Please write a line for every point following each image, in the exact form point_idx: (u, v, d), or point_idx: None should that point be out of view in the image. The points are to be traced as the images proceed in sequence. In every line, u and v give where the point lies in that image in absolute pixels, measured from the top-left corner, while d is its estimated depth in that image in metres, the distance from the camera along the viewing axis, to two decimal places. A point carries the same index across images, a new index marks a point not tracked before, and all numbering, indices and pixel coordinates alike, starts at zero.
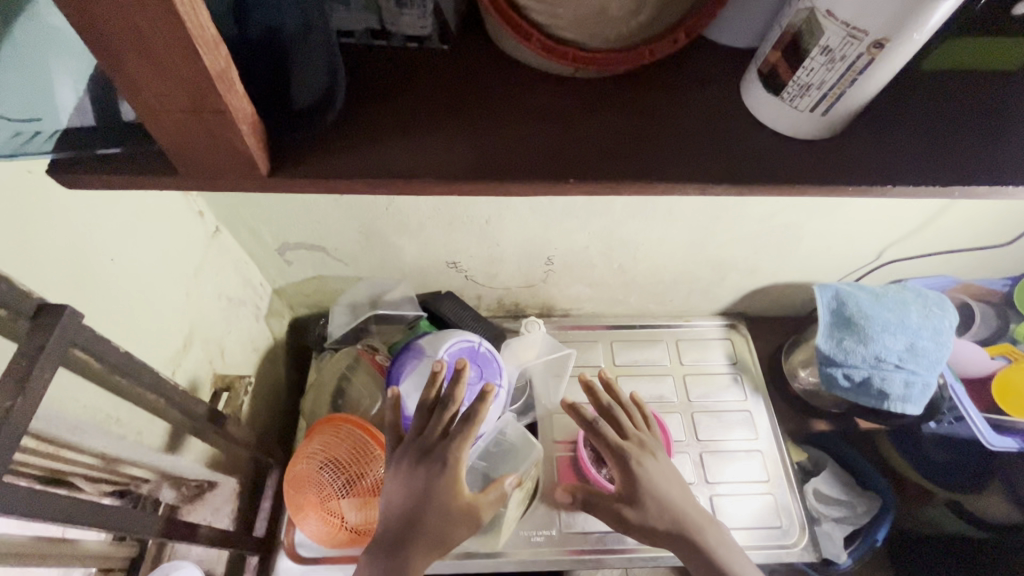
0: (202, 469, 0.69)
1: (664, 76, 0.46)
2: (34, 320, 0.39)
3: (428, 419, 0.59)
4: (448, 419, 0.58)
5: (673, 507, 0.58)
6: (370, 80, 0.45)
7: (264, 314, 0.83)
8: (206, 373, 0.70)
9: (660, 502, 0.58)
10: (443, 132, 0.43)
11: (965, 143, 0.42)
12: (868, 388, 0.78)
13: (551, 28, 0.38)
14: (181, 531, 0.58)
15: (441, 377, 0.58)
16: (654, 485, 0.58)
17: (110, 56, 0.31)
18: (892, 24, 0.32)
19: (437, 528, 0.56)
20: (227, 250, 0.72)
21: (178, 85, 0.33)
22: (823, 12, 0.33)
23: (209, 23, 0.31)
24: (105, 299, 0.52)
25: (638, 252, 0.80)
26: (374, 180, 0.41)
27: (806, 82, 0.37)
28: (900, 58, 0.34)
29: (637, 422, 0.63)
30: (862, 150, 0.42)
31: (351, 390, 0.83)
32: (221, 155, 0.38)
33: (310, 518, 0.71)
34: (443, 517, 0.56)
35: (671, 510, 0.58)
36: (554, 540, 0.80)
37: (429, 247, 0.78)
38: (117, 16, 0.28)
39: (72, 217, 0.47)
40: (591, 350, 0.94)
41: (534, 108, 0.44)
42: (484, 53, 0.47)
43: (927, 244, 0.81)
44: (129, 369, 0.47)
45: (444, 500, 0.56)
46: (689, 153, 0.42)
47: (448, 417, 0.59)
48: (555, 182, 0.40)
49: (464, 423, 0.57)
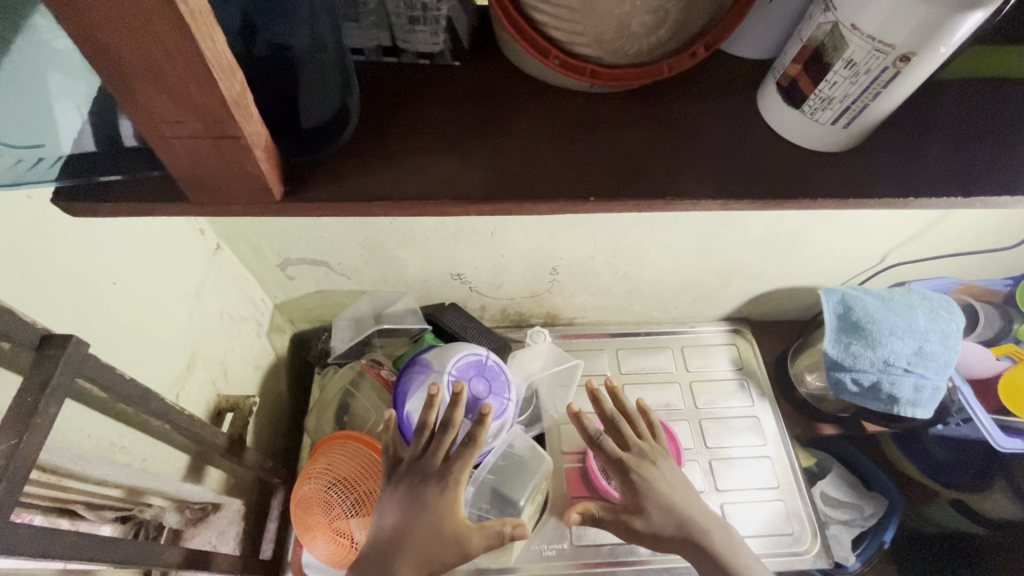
0: (207, 492, 0.68)
1: (669, 93, 0.47)
2: (39, 350, 0.37)
3: (427, 444, 0.58)
4: (448, 444, 0.57)
5: (678, 510, 0.56)
6: (382, 95, 0.46)
7: (266, 331, 0.82)
8: (209, 395, 0.68)
9: (662, 506, 0.56)
10: (458, 151, 0.43)
11: (962, 162, 0.44)
12: (877, 391, 0.77)
13: (569, 45, 0.41)
14: (189, 559, 0.56)
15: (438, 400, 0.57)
16: (657, 490, 0.57)
17: (121, 81, 0.30)
18: (916, 40, 0.33)
19: (428, 550, 0.54)
20: (228, 268, 0.70)
21: (191, 111, 0.32)
22: (848, 25, 0.35)
23: (226, 50, 0.30)
24: (110, 323, 0.51)
25: (644, 261, 0.79)
26: (389, 200, 0.41)
27: (829, 95, 0.39)
28: (923, 69, 0.35)
29: (642, 434, 0.60)
30: (865, 169, 0.43)
31: (355, 405, 0.82)
32: (234, 179, 0.38)
33: (319, 538, 0.69)
34: (435, 539, 0.54)
35: (676, 515, 0.56)
36: (566, 554, 0.78)
37: (432, 260, 0.76)
38: (132, 44, 0.28)
39: (73, 241, 0.46)
40: (596, 359, 0.94)
41: (547, 126, 0.45)
42: (493, 70, 0.48)
43: (933, 248, 0.81)
44: (134, 398, 0.46)
45: (439, 523, 0.55)
46: (699, 171, 0.43)
47: (447, 442, 0.57)
48: (572, 201, 0.41)
49: (465, 447, 0.56)
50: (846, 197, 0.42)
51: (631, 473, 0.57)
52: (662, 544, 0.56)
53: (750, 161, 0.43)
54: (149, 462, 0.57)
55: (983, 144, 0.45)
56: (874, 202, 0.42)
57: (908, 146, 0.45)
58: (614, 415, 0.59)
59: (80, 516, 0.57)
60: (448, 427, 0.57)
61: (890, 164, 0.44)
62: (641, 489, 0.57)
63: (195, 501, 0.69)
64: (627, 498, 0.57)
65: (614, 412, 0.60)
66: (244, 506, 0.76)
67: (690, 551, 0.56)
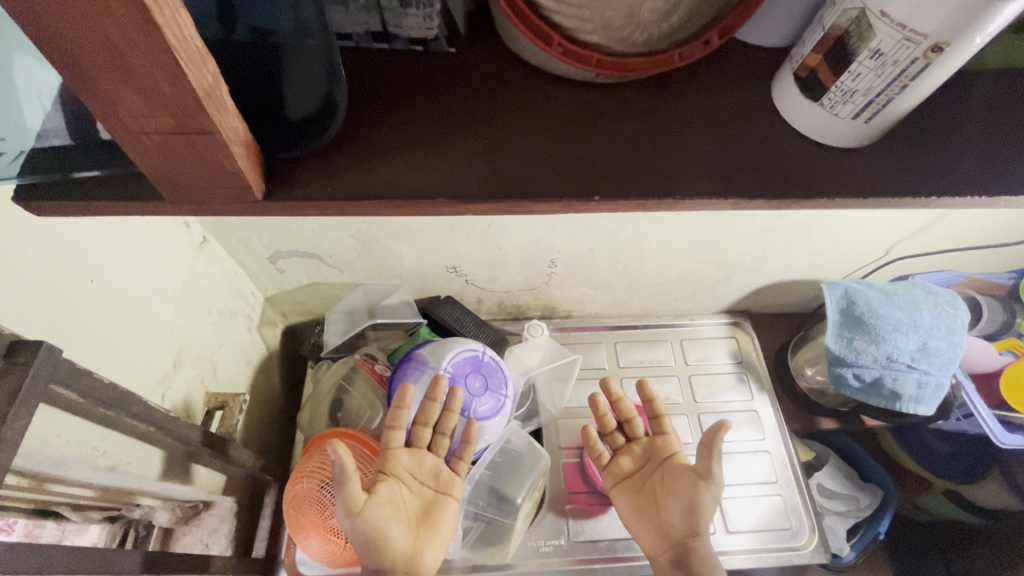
0: (197, 491, 0.66)
1: (677, 83, 0.45)
2: (8, 358, 0.35)
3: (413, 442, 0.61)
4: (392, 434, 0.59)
5: (703, 515, 0.56)
6: (371, 84, 0.44)
7: (256, 324, 0.79)
8: (198, 393, 0.66)
9: (686, 508, 0.57)
10: (453, 146, 0.41)
11: (975, 158, 0.42)
12: (878, 388, 0.76)
13: (573, 31, 0.38)
14: (179, 563, 0.55)
15: (434, 401, 0.61)
16: (681, 491, 0.58)
17: (80, 71, 0.27)
18: (949, 28, 0.31)
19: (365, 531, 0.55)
20: (216, 261, 0.68)
21: (160, 104, 0.30)
22: (876, 12, 0.33)
23: (196, 36, 0.28)
24: (89, 324, 0.48)
25: (645, 253, 0.77)
26: (381, 197, 0.39)
27: (851, 88, 0.37)
28: (953, 62, 0.34)
29: (673, 435, 0.63)
30: (879, 166, 0.41)
31: (348, 401, 0.80)
32: (209, 174, 0.35)
33: (313, 538, 0.67)
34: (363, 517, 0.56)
35: (701, 518, 0.56)
36: (563, 550, 0.77)
37: (427, 252, 0.74)
38: (87, 29, 0.25)
39: (45, 239, 0.43)
40: (595, 352, 0.92)
41: (549, 118, 0.42)
42: (494, 56, 0.45)
43: (939, 242, 0.79)
44: (117, 401, 0.43)
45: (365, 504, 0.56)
46: (705, 167, 0.41)
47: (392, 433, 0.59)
48: (577, 200, 0.39)
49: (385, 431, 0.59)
50: (861, 195, 0.40)
51: (659, 468, 0.62)
52: (670, 545, 0.58)
53: (760, 157, 0.41)
54: (134, 465, 0.55)
55: (1001, 137, 0.43)
56: (891, 200, 0.40)
57: (923, 140, 0.43)
58: (652, 417, 0.64)
59: (66, 518, 0.56)
60: (421, 421, 0.61)
61: (907, 160, 0.42)
62: (665, 480, 0.60)
63: (186, 500, 0.67)
64: (650, 494, 0.61)
65: (653, 414, 0.64)
66: (237, 504, 0.75)
67: (685, 567, 0.56)
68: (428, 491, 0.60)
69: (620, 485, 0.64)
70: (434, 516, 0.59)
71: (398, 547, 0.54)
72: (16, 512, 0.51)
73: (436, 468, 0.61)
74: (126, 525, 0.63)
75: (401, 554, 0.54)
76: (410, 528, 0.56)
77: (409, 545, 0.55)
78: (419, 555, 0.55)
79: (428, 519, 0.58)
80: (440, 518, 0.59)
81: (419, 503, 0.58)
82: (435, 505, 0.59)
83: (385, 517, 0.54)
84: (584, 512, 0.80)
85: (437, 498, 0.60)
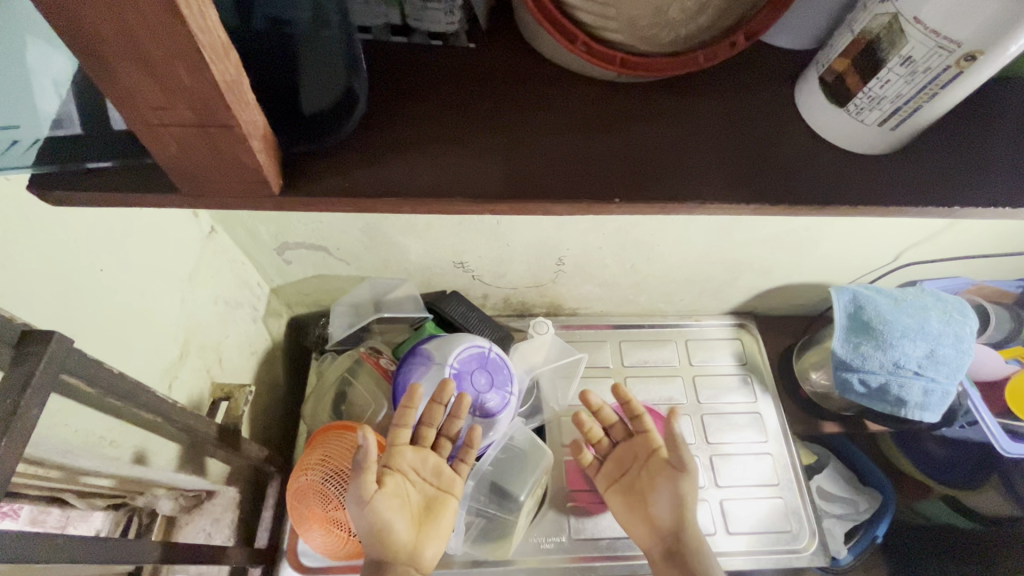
0: (201, 482, 0.66)
1: (697, 85, 0.44)
2: (19, 346, 0.35)
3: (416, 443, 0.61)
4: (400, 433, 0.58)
5: (689, 506, 0.58)
6: (389, 79, 0.43)
7: (262, 315, 0.79)
8: (204, 384, 0.66)
9: (672, 502, 0.58)
10: (471, 143, 0.40)
11: (997, 167, 0.42)
12: (884, 393, 0.76)
13: (598, 30, 0.38)
14: (186, 555, 0.54)
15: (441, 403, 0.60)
16: (665, 485, 0.59)
17: (98, 59, 0.27)
18: (985, 36, 0.31)
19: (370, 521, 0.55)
20: (223, 251, 0.67)
21: (180, 96, 0.29)
22: (908, 18, 0.33)
23: (219, 28, 0.28)
24: (96, 314, 0.48)
25: (653, 253, 0.76)
26: (397, 195, 0.38)
27: (879, 94, 0.37)
28: (987, 71, 0.33)
29: (655, 432, 0.63)
30: (901, 174, 0.41)
31: (353, 395, 0.80)
32: (229, 170, 0.35)
33: (316, 530, 0.67)
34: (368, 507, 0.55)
35: (687, 509, 0.58)
36: (564, 547, 0.77)
37: (434, 246, 0.73)
38: (109, 15, 0.24)
39: (57, 229, 0.43)
40: (599, 351, 0.92)
41: (569, 116, 0.42)
42: (515, 53, 0.45)
43: (951, 249, 0.78)
44: (127, 391, 0.43)
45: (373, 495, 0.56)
46: (723, 171, 0.40)
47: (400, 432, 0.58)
48: (598, 202, 0.39)
49: (394, 428, 0.58)
50: (883, 203, 0.40)
51: (644, 465, 0.62)
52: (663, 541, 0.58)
53: (780, 163, 0.41)
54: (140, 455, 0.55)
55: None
56: (915, 209, 0.40)
57: (948, 149, 0.42)
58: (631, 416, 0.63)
59: (71, 505, 0.57)
60: (426, 421, 0.61)
61: (929, 168, 0.41)
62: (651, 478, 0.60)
63: (189, 489, 0.67)
64: (639, 492, 0.61)
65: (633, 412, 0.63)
66: (240, 494, 0.74)
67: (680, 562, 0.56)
68: (430, 489, 0.60)
69: (611, 488, 0.64)
70: (435, 513, 0.59)
71: (402, 540, 0.54)
72: (24, 498, 0.51)
73: (439, 467, 0.61)
74: (129, 513, 0.65)
75: (403, 547, 0.54)
76: (413, 523, 0.56)
77: (410, 539, 0.55)
78: (420, 549, 0.55)
79: (430, 516, 0.58)
80: (441, 516, 0.59)
81: (422, 500, 0.58)
82: (436, 502, 0.59)
83: (391, 509, 0.54)
84: (586, 510, 0.79)
85: (439, 495, 0.60)
